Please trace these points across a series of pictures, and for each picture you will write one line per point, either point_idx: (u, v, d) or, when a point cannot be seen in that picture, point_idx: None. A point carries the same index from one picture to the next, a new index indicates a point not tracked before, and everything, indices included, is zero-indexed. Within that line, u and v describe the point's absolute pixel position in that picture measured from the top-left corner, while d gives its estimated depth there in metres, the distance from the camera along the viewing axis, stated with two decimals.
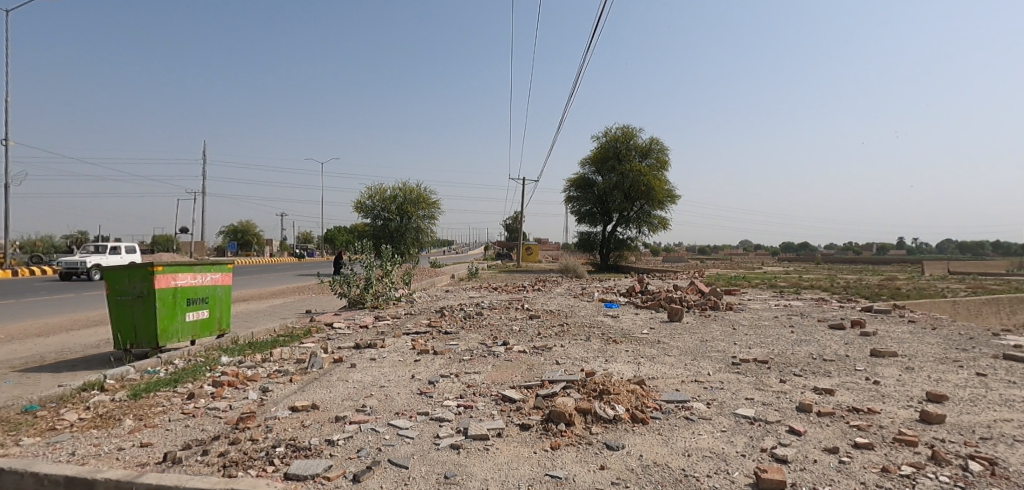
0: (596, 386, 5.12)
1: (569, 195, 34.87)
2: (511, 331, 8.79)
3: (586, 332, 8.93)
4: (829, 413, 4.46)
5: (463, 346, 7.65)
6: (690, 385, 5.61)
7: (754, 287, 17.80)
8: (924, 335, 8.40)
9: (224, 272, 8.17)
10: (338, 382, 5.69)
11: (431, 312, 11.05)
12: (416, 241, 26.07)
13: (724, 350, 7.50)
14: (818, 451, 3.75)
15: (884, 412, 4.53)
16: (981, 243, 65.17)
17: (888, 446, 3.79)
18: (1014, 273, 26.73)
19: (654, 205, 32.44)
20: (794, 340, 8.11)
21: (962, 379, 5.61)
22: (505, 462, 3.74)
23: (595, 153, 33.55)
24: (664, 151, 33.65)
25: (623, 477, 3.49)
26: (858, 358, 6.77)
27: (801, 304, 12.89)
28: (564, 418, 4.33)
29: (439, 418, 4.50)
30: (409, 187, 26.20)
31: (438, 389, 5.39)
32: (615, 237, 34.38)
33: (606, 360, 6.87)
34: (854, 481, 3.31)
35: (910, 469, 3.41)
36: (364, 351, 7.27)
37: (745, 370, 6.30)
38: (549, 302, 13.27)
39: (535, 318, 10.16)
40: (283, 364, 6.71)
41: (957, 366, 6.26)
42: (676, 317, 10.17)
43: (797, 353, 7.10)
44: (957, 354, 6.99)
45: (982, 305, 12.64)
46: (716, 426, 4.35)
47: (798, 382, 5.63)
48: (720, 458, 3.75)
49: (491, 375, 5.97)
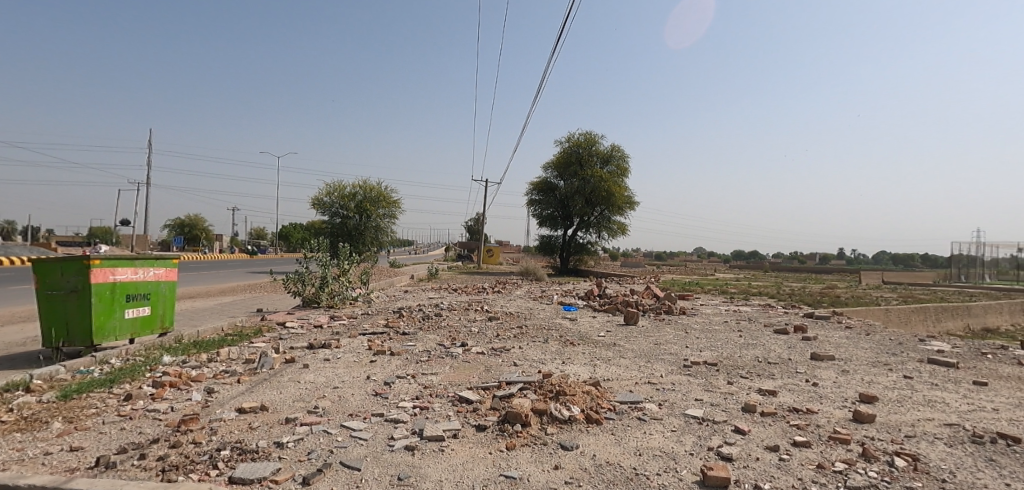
0: (553, 387, 5.20)
1: (532, 199, 35.12)
2: (469, 333, 8.78)
3: (544, 334, 9.03)
4: (771, 413, 4.69)
5: (421, 347, 7.58)
6: (644, 386, 5.77)
7: (706, 293, 18.49)
8: (858, 340, 8.93)
9: (168, 267, 7.82)
10: (290, 382, 5.54)
11: (388, 312, 10.90)
12: (375, 240, 25.60)
13: (677, 353, 7.74)
14: (761, 449, 3.93)
15: (822, 412, 4.78)
16: (912, 256, 69.98)
17: (823, 444, 4.01)
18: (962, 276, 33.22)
19: (614, 211, 33.03)
20: (742, 344, 8.44)
21: (891, 381, 6.00)
22: (459, 463, 3.74)
23: (559, 157, 33.81)
24: (625, 159, 34.29)
25: (576, 476, 3.57)
26: (800, 361, 7.12)
27: (750, 309, 13.43)
28: (520, 419, 4.37)
29: (394, 419, 4.45)
30: (369, 185, 25.65)
31: (394, 390, 5.33)
32: (575, 241, 34.86)
33: (563, 361, 6.97)
34: (792, 477, 3.50)
35: (843, 465, 3.62)
36: (318, 351, 7.11)
37: (695, 372, 6.51)
38: (509, 304, 13.35)
39: (495, 320, 10.19)
40: (230, 364, 6.48)
41: (888, 369, 6.69)
42: (632, 320, 10.42)
43: (744, 356, 7.40)
44: (889, 358, 7.45)
45: (912, 314, 13.46)
46: (666, 426, 4.49)
47: (745, 384, 5.88)
48: (669, 456, 3.88)
49: (448, 376, 5.97)
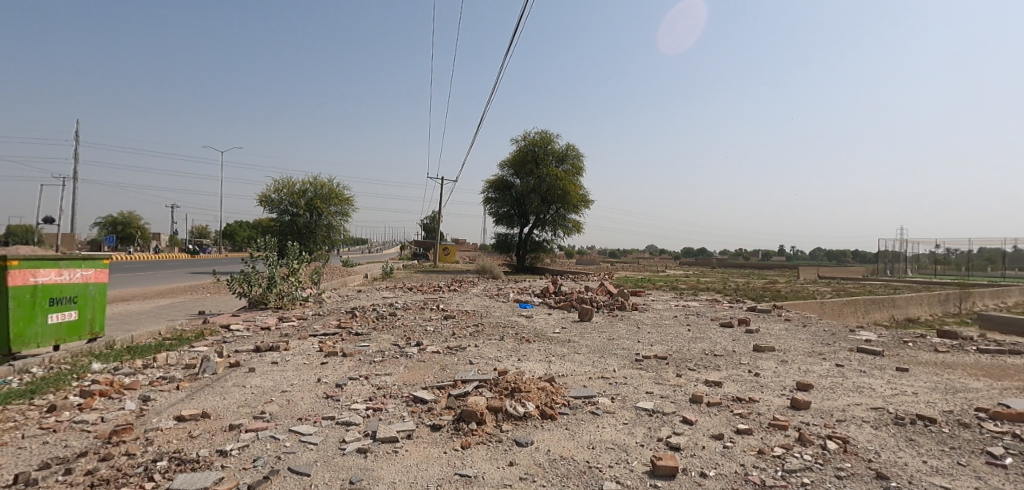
0: (508, 385, 5.22)
1: (488, 197, 35.09)
2: (424, 332, 8.69)
3: (500, 331, 9.06)
4: (717, 403, 4.89)
5: (375, 347, 7.45)
6: (597, 381, 5.89)
7: (657, 289, 19.04)
8: (797, 331, 9.43)
9: (98, 268, 7.36)
10: (234, 388, 5.32)
11: (340, 313, 10.64)
12: (327, 238, 24.92)
13: (629, 347, 7.94)
14: (706, 438, 4.09)
15: (762, 400, 5.03)
16: (844, 252, 74.48)
17: (763, 430, 4.21)
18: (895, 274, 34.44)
19: (569, 209, 33.44)
20: (690, 337, 8.74)
21: (824, 369, 6.37)
22: (413, 463, 3.70)
23: (515, 156, 33.92)
24: (580, 157, 34.75)
25: (531, 472, 3.61)
26: (743, 353, 7.44)
27: (698, 304, 13.92)
28: (475, 417, 4.37)
29: (346, 422, 4.36)
30: (320, 181, 24.95)
31: (346, 392, 5.21)
32: (531, 239, 35.08)
33: (518, 358, 7.01)
34: (734, 463, 3.66)
35: (781, 449, 3.82)
36: (265, 354, 6.86)
37: (647, 366, 6.70)
38: (465, 302, 13.31)
39: (450, 318, 10.13)
40: (168, 370, 6.16)
41: (822, 358, 7.10)
42: (587, 317, 10.60)
43: (693, 349, 7.67)
44: (823, 347, 7.91)
45: (845, 306, 14.32)
46: (618, 419, 4.59)
47: (692, 376, 6.10)
48: (621, 448, 3.97)
49: (403, 376, 5.89)
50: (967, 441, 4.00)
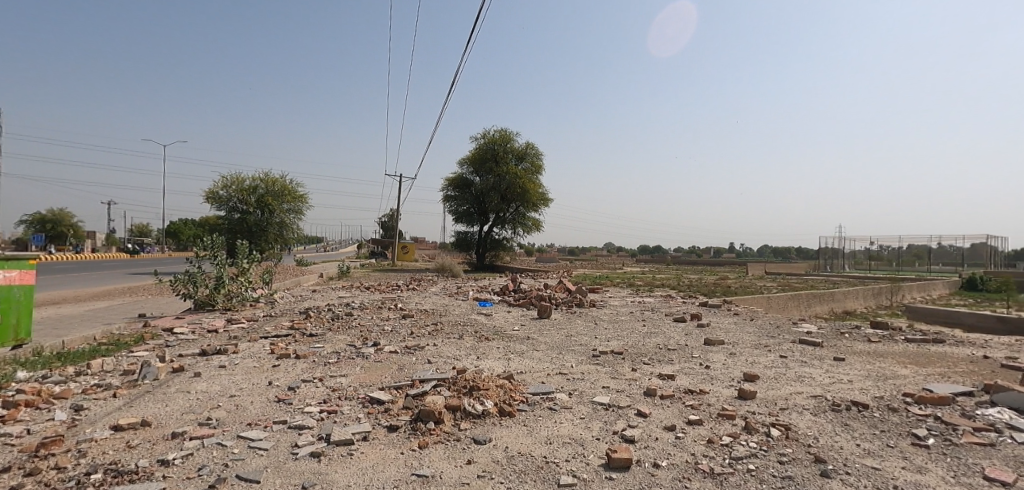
0: (466, 383, 5.21)
1: (447, 195, 34.83)
2: (381, 332, 8.55)
3: (459, 330, 9.02)
4: (669, 395, 5.04)
5: (329, 348, 7.28)
6: (555, 377, 5.95)
7: (615, 285, 19.41)
8: (745, 325, 9.83)
9: (24, 270, 6.88)
10: (178, 394, 5.09)
11: (294, 313, 10.33)
12: (279, 237, 24.11)
13: (586, 343, 8.06)
14: (659, 430, 4.20)
15: (712, 391, 5.21)
16: (790, 248, 77.98)
17: (713, 420, 4.37)
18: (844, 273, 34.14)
19: (528, 207, 33.61)
20: (645, 332, 8.96)
21: (770, 360, 6.67)
22: (369, 465, 3.64)
23: (474, 154, 33.78)
24: (539, 156, 34.93)
25: (489, 469, 3.62)
26: (695, 347, 7.69)
27: (653, 300, 14.29)
28: (433, 416, 4.34)
29: (298, 426, 4.24)
30: (271, 178, 24.12)
31: (299, 395, 5.07)
32: (491, 237, 35.06)
33: (477, 357, 7.01)
34: (685, 453, 3.78)
35: (729, 438, 3.97)
36: (212, 358, 6.58)
37: (603, 361, 6.82)
38: (424, 301, 13.18)
39: (408, 317, 10.01)
40: (104, 377, 5.82)
41: (768, 350, 7.42)
42: (545, 314, 10.69)
43: (647, 344, 7.87)
44: (769, 340, 8.28)
45: (789, 300, 15.03)
46: (575, 414, 4.66)
47: (647, 370, 6.26)
48: (577, 443, 4.03)
49: (358, 377, 5.78)
50: (896, 424, 4.27)
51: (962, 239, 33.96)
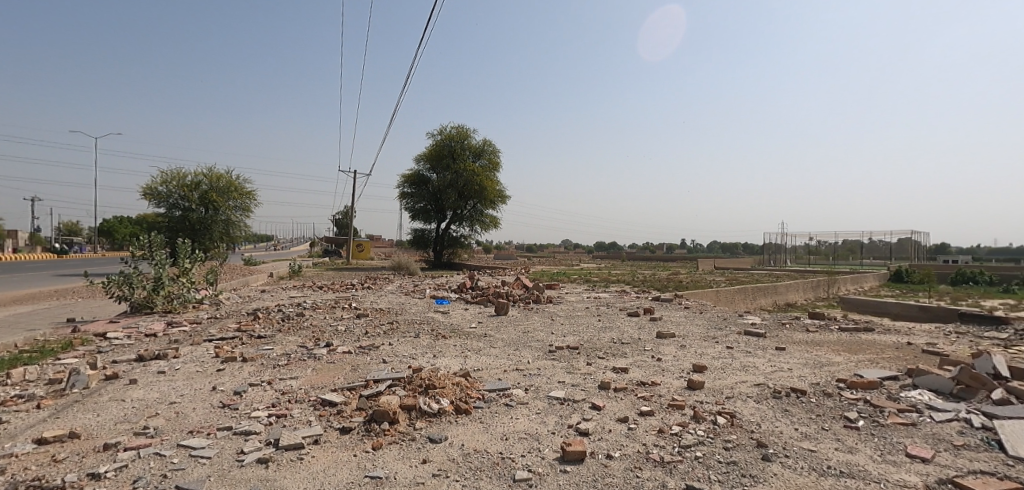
0: (422, 382, 5.14)
1: (403, 192, 34.31)
2: (334, 332, 8.34)
3: (415, 328, 8.91)
4: (623, 388, 5.14)
5: (279, 350, 7.03)
6: (511, 373, 5.97)
7: (572, 281, 19.67)
8: (695, 318, 10.17)
9: None
10: (112, 402, 4.79)
11: (241, 315, 9.93)
12: (225, 235, 23.09)
13: (543, 339, 8.13)
14: (613, 422, 4.29)
15: (664, 383, 5.36)
16: (737, 244, 81.21)
17: (664, 411, 4.49)
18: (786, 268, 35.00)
19: (486, 204, 33.54)
20: (600, 327, 9.13)
21: (718, 351, 6.92)
22: (320, 469, 3.55)
23: (430, 150, 33.43)
24: (496, 153, 34.89)
25: (444, 467, 3.59)
26: (648, 340, 7.89)
27: (608, 295, 14.56)
28: (387, 416, 4.26)
29: (244, 431, 4.08)
30: (215, 173, 23.05)
31: (245, 400, 4.87)
32: (448, 234, 34.79)
33: (433, 355, 6.94)
34: (637, 443, 3.87)
35: (679, 427, 4.09)
36: (150, 363, 6.24)
37: (559, 356, 6.90)
38: (379, 299, 12.94)
39: (363, 317, 9.81)
40: (27, 387, 5.41)
41: (716, 341, 7.71)
42: (502, 311, 10.71)
43: (602, 339, 8.01)
44: (718, 331, 8.60)
45: (737, 293, 15.65)
46: (531, 409, 4.69)
47: (601, 364, 6.37)
48: (533, 437, 4.06)
49: (309, 379, 5.61)
50: (831, 408, 4.51)
51: (891, 233, 36.29)
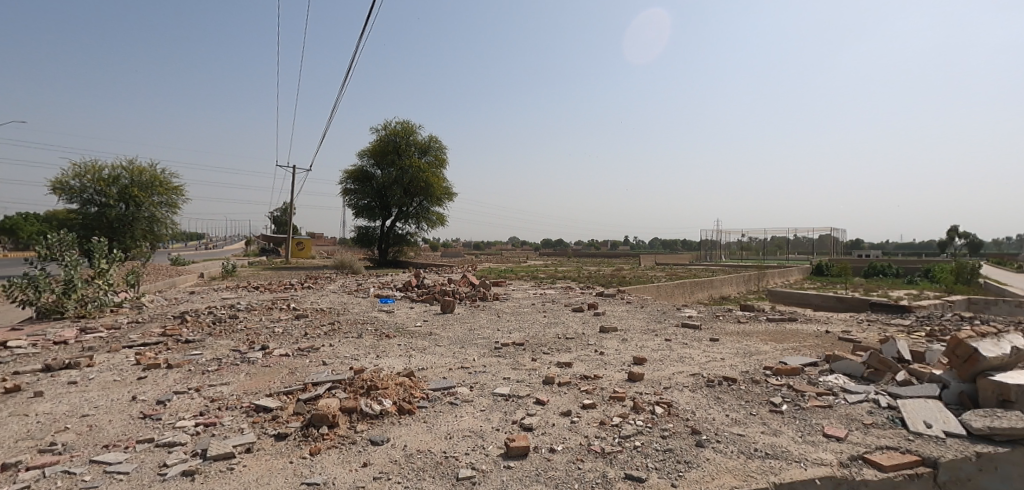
0: (363, 383, 5.00)
1: (346, 188, 33.33)
2: (271, 334, 7.98)
3: (358, 328, 8.67)
4: (566, 382, 5.21)
5: (209, 355, 6.65)
6: (456, 371, 5.92)
7: (519, 278, 19.79)
8: (637, 312, 10.47)
9: None
10: (13, 418, 4.36)
11: (167, 319, 9.31)
12: (149, 234, 21.56)
13: (489, 336, 8.12)
14: (556, 416, 4.34)
15: (606, 376, 5.48)
16: (676, 241, 84.51)
17: (605, 403, 4.59)
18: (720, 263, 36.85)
19: (432, 201, 33.13)
20: (546, 323, 9.23)
21: (657, 344, 7.16)
22: (253, 479, 3.38)
23: (375, 146, 32.66)
24: (442, 149, 34.51)
25: (386, 470, 3.51)
26: (592, 334, 8.05)
27: (554, 291, 14.76)
28: (326, 420, 4.11)
29: (168, 443, 3.82)
30: (137, 167, 21.48)
31: (170, 409, 4.57)
32: (393, 232, 34.10)
33: (376, 355, 6.77)
34: (580, 436, 3.93)
35: (619, 418, 4.19)
36: (60, 374, 5.73)
37: (505, 353, 6.91)
38: (321, 299, 12.51)
39: (302, 317, 9.45)
40: None
41: (656, 334, 7.97)
42: (448, 308, 10.62)
43: (548, 334, 8.10)
44: (658, 325, 8.90)
45: (676, 288, 16.27)
46: (476, 407, 4.67)
47: (546, 359, 6.43)
48: (477, 435, 4.04)
49: (242, 385, 5.33)
50: (760, 394, 4.77)
51: (814, 230, 38.86)
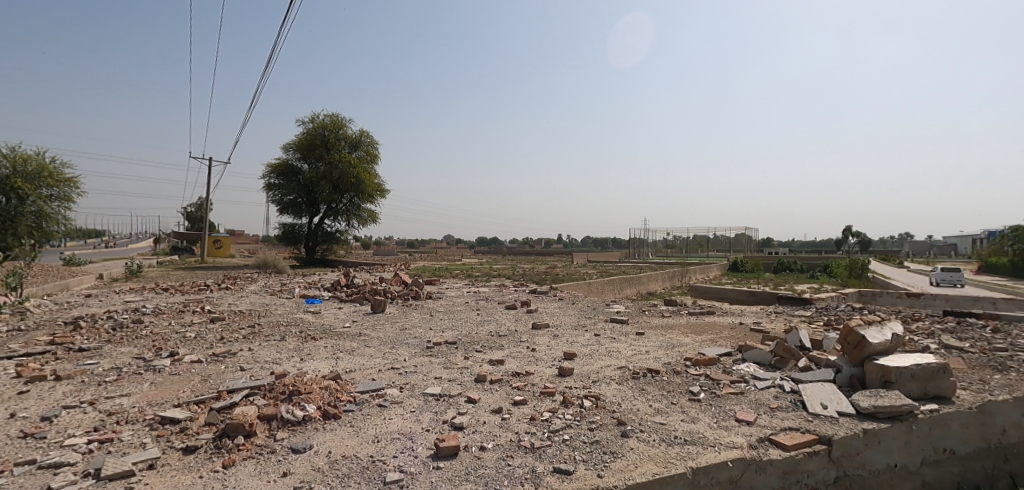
0: (285, 388, 4.75)
1: (269, 182, 31.60)
2: (181, 339, 7.40)
3: (280, 331, 8.23)
4: (498, 380, 5.21)
5: (108, 364, 6.06)
6: (386, 373, 5.75)
7: (452, 276, 19.63)
8: (569, 308, 10.68)
9: None
10: None
11: (58, 325, 8.40)
12: (36, 230, 19.29)
13: (420, 336, 7.97)
14: (487, 413, 4.33)
15: (537, 372, 5.53)
16: (606, 239, 87.16)
17: (536, 398, 4.63)
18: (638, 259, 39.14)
19: (363, 198, 32.13)
20: (479, 321, 9.19)
21: (587, 339, 7.32)
22: None
23: (301, 139, 31.18)
24: (374, 144, 33.57)
25: (308, 479, 3.35)
26: (524, 331, 8.11)
27: (488, 289, 14.75)
28: (242, 429, 3.86)
29: (55, 463, 3.44)
30: (19, 155, 19.14)
31: (58, 426, 4.12)
32: (322, 229, 32.73)
33: (300, 359, 6.46)
34: (510, 433, 3.94)
35: (549, 413, 4.24)
36: None
37: (437, 352, 6.81)
38: (240, 301, 11.78)
39: (218, 320, 8.84)
40: None
41: (586, 330, 8.16)
42: (379, 308, 10.32)
43: (480, 332, 8.07)
44: (588, 320, 9.11)
45: (606, 284, 16.77)
46: (406, 408, 4.56)
47: (478, 357, 6.40)
48: (406, 437, 3.94)
49: (146, 395, 4.90)
50: (680, 384, 4.99)
51: (732, 229, 41.39)
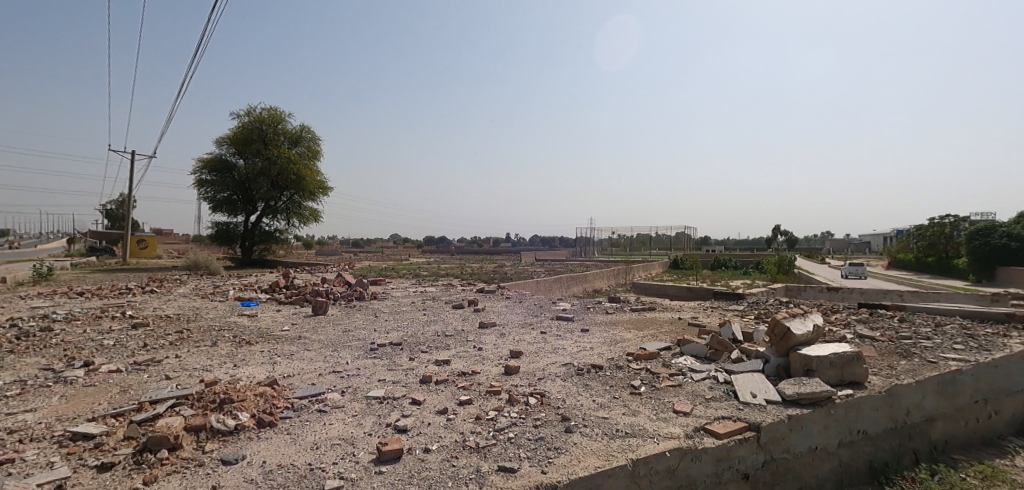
0: (216, 397, 4.49)
1: (200, 179, 29.85)
2: (99, 347, 6.85)
3: (212, 336, 7.78)
4: (444, 380, 5.14)
5: (11, 377, 5.51)
6: (327, 376, 5.56)
7: (399, 276, 19.26)
8: (516, 307, 10.70)
9: None
10: None
11: None
12: None
13: (364, 337, 7.76)
14: (432, 415, 4.26)
15: (483, 371, 5.50)
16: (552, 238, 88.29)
17: (481, 398, 4.61)
18: (586, 258, 39.77)
19: (304, 196, 30.96)
20: (425, 321, 9.05)
21: (533, 337, 7.36)
22: None
23: (236, 133, 29.66)
24: (315, 140, 32.42)
25: None
26: (471, 331, 8.06)
27: (435, 289, 14.56)
28: (167, 442, 3.61)
29: None
30: None
31: None
32: (259, 228, 31.27)
33: (234, 365, 6.12)
34: (454, 433, 3.89)
35: (495, 412, 4.22)
36: None
37: (381, 354, 6.64)
38: (167, 305, 11.05)
39: (142, 326, 8.25)
40: None
41: (532, 328, 8.21)
42: (320, 310, 9.96)
43: (427, 332, 7.95)
44: (534, 318, 9.17)
45: (553, 283, 16.95)
46: (347, 412, 4.42)
47: (424, 358, 6.30)
48: (347, 442, 3.82)
49: (56, 410, 4.49)
50: (622, 379, 5.11)
51: (672, 228, 42.95)
